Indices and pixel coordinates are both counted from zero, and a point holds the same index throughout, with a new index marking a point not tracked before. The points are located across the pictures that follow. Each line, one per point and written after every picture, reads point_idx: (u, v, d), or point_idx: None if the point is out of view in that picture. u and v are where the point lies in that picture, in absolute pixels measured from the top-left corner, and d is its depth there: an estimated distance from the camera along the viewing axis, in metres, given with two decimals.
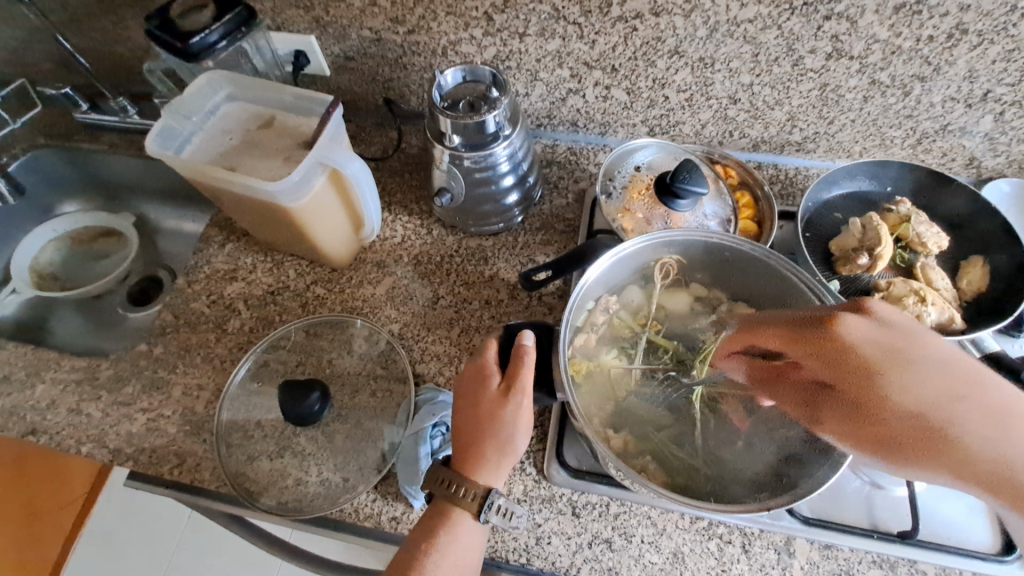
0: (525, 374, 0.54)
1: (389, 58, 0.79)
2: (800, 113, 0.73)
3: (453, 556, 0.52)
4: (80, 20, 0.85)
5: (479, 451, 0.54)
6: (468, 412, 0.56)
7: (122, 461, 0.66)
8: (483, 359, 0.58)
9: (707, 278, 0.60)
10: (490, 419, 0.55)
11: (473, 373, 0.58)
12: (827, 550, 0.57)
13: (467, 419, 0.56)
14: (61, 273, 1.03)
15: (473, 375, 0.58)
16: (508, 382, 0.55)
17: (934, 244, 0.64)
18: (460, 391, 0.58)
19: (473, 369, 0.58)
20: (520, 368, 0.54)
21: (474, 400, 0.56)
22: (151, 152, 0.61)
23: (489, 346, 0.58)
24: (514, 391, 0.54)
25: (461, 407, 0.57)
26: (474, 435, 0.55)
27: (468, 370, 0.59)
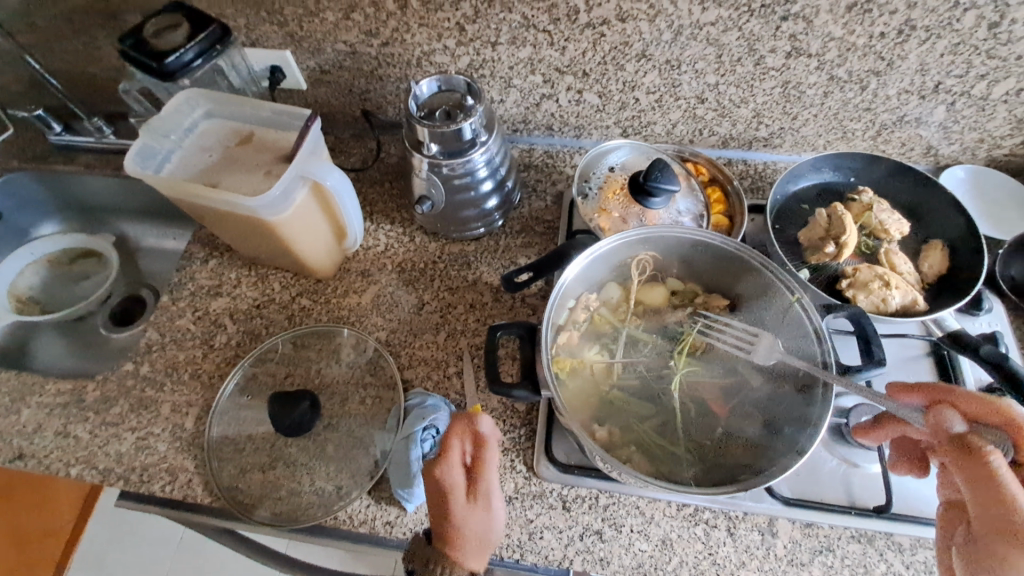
0: (488, 451, 0.56)
1: (364, 71, 0.81)
2: (765, 110, 0.76)
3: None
4: (50, 41, 0.84)
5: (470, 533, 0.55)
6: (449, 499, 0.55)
7: (113, 481, 0.66)
8: (448, 443, 0.57)
9: (682, 272, 0.62)
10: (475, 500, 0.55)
11: (444, 458, 0.56)
12: (808, 528, 0.59)
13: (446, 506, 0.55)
14: (42, 297, 1.02)
15: (445, 460, 0.56)
16: (478, 465, 0.56)
17: (895, 230, 0.67)
18: (433, 478, 0.56)
19: (443, 455, 0.56)
20: (483, 447, 0.57)
21: (451, 486, 0.55)
22: (130, 171, 0.61)
23: (450, 432, 0.57)
24: (486, 471, 0.56)
25: (437, 497, 0.55)
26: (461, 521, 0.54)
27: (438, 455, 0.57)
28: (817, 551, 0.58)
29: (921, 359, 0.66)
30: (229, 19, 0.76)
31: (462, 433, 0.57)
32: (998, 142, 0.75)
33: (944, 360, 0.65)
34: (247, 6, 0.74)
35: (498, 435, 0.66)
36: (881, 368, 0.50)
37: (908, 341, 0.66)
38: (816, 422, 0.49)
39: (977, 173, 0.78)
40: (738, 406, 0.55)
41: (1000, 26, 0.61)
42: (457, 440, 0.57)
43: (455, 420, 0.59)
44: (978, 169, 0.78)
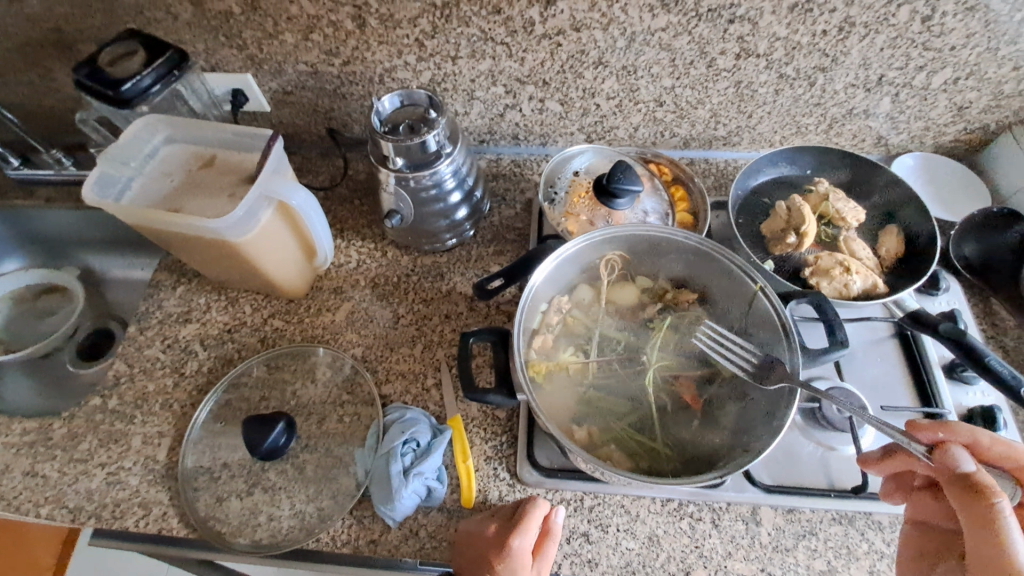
0: (554, 543, 0.57)
1: (328, 90, 0.81)
2: (721, 110, 0.79)
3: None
4: (3, 75, 0.83)
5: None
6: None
7: (83, 520, 0.64)
8: (524, 526, 0.56)
9: (650, 270, 0.63)
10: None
11: (517, 542, 0.55)
12: (791, 513, 0.60)
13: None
14: (4, 337, 0.99)
15: (519, 545, 0.55)
16: (541, 551, 0.56)
17: (852, 218, 0.70)
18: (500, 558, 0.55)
19: (520, 539, 0.56)
20: (552, 537, 0.57)
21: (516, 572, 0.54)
22: (89, 201, 0.60)
23: (530, 514, 0.57)
24: (545, 561, 0.56)
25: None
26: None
27: (511, 534, 0.56)
28: (801, 536, 0.59)
29: (886, 341, 0.68)
30: (187, 44, 0.76)
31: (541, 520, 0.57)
32: (942, 129, 0.79)
33: (908, 341, 0.68)
34: (204, 31, 0.74)
35: (481, 444, 0.66)
36: (843, 348, 0.52)
37: (875, 324, 0.69)
38: (785, 408, 0.50)
39: (928, 159, 0.81)
40: (712, 396, 0.56)
41: (932, 20, 0.65)
42: (536, 526, 0.57)
43: (533, 504, 0.58)
44: (927, 155, 0.82)
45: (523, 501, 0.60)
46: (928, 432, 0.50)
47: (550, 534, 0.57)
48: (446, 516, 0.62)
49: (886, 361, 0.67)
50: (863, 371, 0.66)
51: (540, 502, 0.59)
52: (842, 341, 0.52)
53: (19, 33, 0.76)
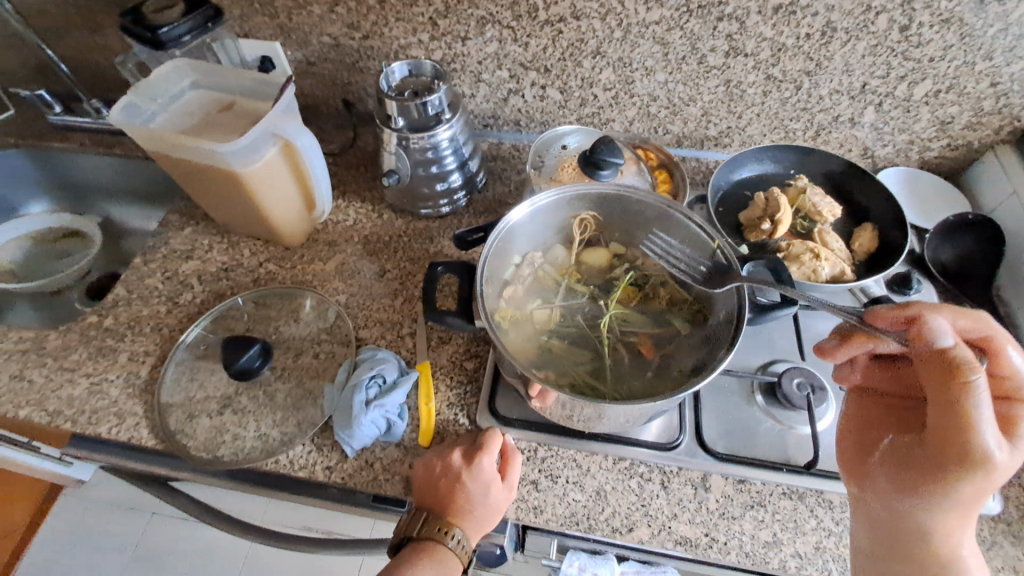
0: (518, 463, 0.59)
1: (347, 63, 0.88)
2: (712, 109, 0.83)
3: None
4: (63, 27, 0.92)
5: (479, 535, 0.57)
6: (482, 503, 0.56)
7: (61, 422, 0.67)
8: (487, 449, 0.57)
9: (623, 237, 0.65)
10: (501, 508, 0.57)
11: (483, 464, 0.56)
12: (741, 483, 0.60)
13: (478, 509, 0.56)
14: (22, 271, 1.06)
15: (488, 466, 0.57)
16: (507, 472, 0.58)
17: (827, 212, 0.72)
18: (468, 479, 0.56)
19: (487, 460, 0.57)
20: (515, 459, 0.59)
21: (488, 492, 0.56)
22: (115, 123, 0.66)
23: (488, 440, 0.58)
24: (513, 479, 0.58)
25: (469, 497, 0.56)
26: (482, 527, 0.56)
27: (474, 459, 0.57)
28: (748, 506, 0.58)
29: None
30: (226, 9, 0.83)
31: (502, 443, 0.58)
32: (926, 144, 0.81)
33: None
34: None
35: (445, 390, 0.67)
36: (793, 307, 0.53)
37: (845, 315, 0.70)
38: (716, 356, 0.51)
39: (912, 175, 0.84)
40: (668, 351, 0.57)
41: (909, 29, 0.69)
42: (497, 449, 0.58)
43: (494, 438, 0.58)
44: (912, 170, 0.84)
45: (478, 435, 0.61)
46: (891, 320, 0.48)
47: (511, 456, 0.59)
48: (402, 452, 0.63)
49: None
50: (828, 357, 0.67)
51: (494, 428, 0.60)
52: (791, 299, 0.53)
53: None
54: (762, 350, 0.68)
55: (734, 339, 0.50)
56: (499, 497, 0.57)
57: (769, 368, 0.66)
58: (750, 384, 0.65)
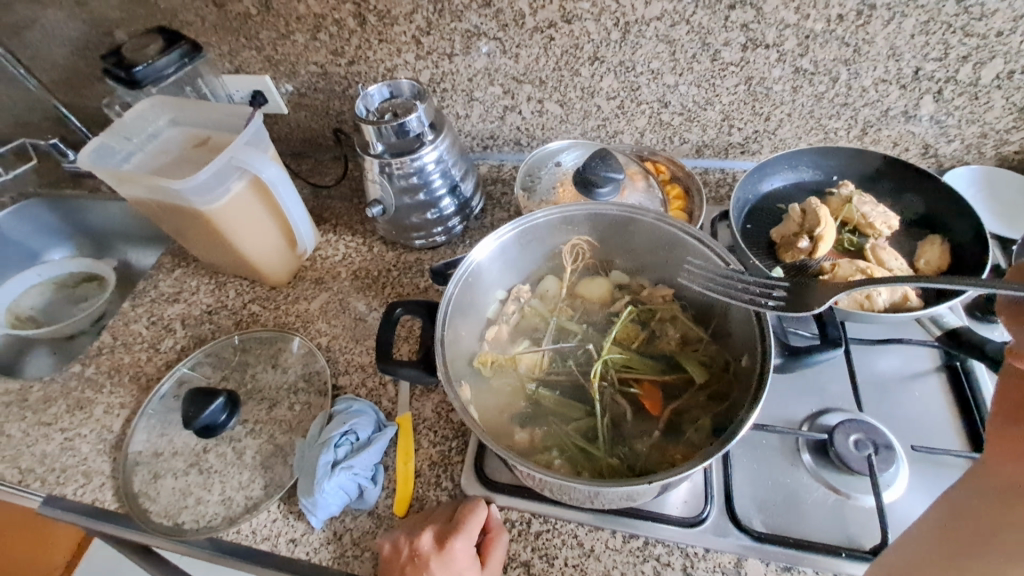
0: (503, 551, 0.50)
1: (337, 92, 0.84)
2: (734, 112, 0.72)
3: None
4: (71, 77, 0.95)
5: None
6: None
7: (29, 481, 0.63)
8: (467, 524, 0.49)
9: (627, 264, 0.56)
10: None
11: (460, 544, 0.48)
12: (787, 573, 0.47)
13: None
14: (41, 316, 1.06)
15: (465, 547, 0.48)
16: (489, 560, 0.49)
17: (882, 224, 0.59)
18: (440, 563, 0.47)
19: (464, 539, 0.48)
20: (500, 544, 0.50)
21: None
22: (83, 165, 0.64)
23: (470, 512, 0.50)
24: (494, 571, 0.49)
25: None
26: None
27: (451, 536, 0.48)
28: None
29: (928, 375, 0.56)
30: (213, 46, 0.82)
31: (485, 517, 0.50)
32: (1004, 136, 0.67)
33: (957, 374, 0.55)
34: (228, 33, 0.79)
35: (427, 447, 0.59)
36: (838, 349, 0.41)
37: (914, 351, 0.58)
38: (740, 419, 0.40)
39: (989, 172, 0.70)
40: (679, 405, 0.47)
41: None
42: (478, 526, 0.50)
43: (476, 511, 0.51)
44: (989, 168, 0.70)
45: (461, 505, 0.52)
46: None
47: (496, 539, 0.50)
48: (375, 522, 0.55)
49: (927, 397, 0.55)
50: (895, 406, 0.54)
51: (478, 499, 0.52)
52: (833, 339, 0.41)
53: (82, 38, 0.87)
54: (807, 396, 0.56)
55: (757, 396, 0.39)
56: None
57: (818, 420, 0.54)
58: (794, 442, 0.53)
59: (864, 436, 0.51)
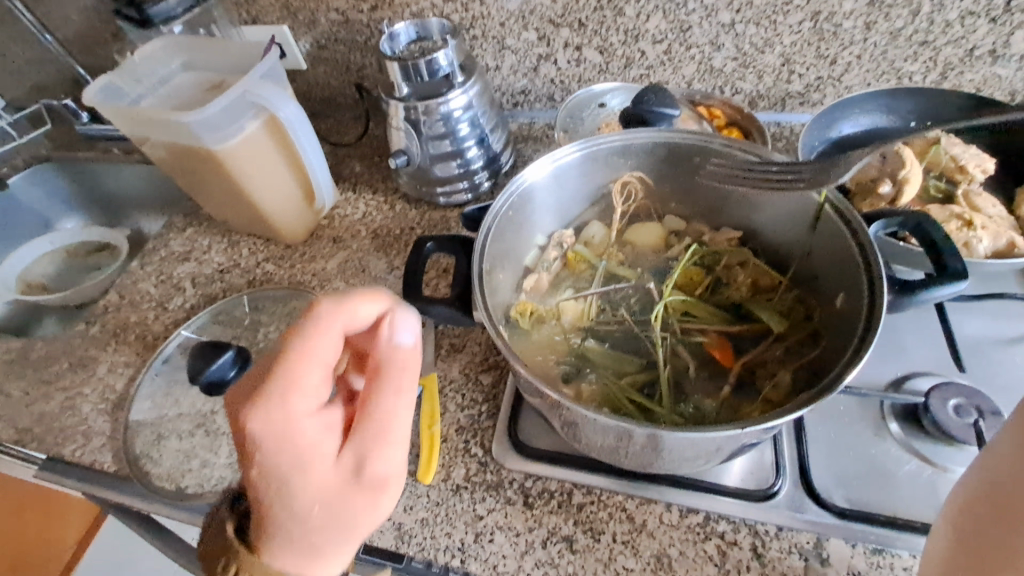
0: (396, 403, 0.32)
1: (359, 42, 0.79)
2: (795, 54, 0.65)
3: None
4: (85, 34, 0.91)
5: (334, 555, 0.31)
6: (292, 502, 0.29)
7: (27, 441, 0.59)
8: (278, 382, 0.29)
9: (685, 208, 0.49)
10: (356, 499, 0.31)
11: (259, 426, 0.29)
12: (877, 556, 0.40)
13: (280, 518, 0.29)
14: (52, 283, 1.02)
15: (290, 416, 0.29)
16: (360, 422, 0.31)
17: (975, 167, 0.52)
18: (253, 460, 0.29)
19: (282, 413, 0.29)
20: (382, 391, 0.32)
21: (300, 469, 0.30)
22: (89, 102, 0.59)
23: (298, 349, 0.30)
24: (383, 436, 0.32)
25: (267, 493, 0.29)
26: (317, 542, 0.30)
27: (244, 412, 0.29)
28: None
29: None
30: None
31: (327, 360, 0.30)
32: None
33: None
34: None
35: (454, 411, 0.53)
36: (963, 283, 0.33)
37: (1015, 312, 0.50)
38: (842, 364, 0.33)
39: None
40: (753, 357, 0.41)
41: None
42: (319, 371, 0.30)
43: (332, 320, 0.31)
44: None
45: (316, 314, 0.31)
46: None
47: (376, 381, 0.32)
48: None
49: None
50: (997, 372, 0.47)
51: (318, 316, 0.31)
52: (954, 271, 0.33)
53: None
54: (890, 359, 0.49)
55: (867, 335, 0.32)
56: (345, 481, 0.31)
57: (905, 385, 0.47)
58: (877, 408, 0.46)
59: (963, 402, 0.44)
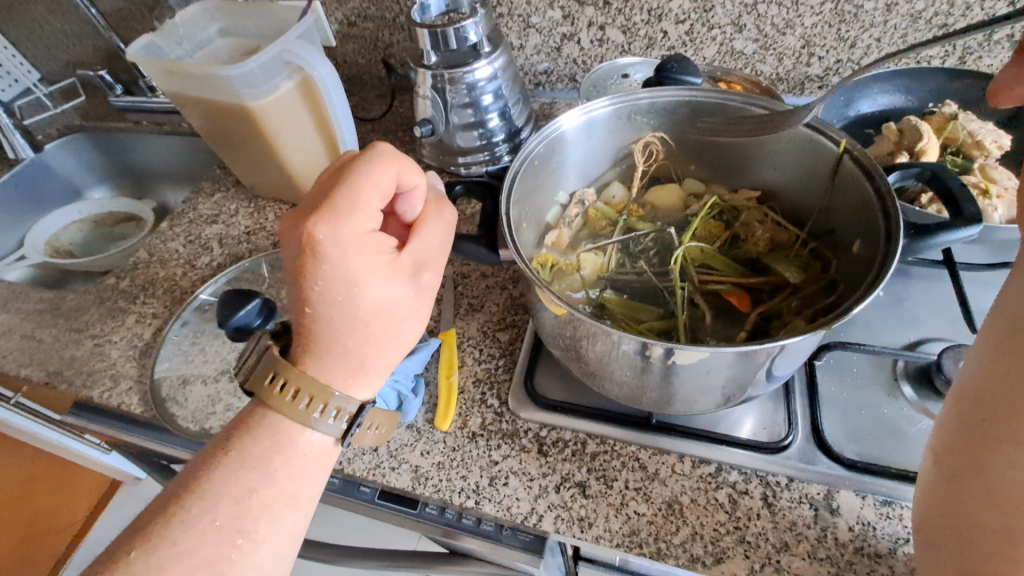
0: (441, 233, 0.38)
1: (388, 19, 0.81)
2: (816, 36, 0.66)
3: (289, 479, 0.36)
4: (123, 8, 0.94)
5: (376, 354, 0.38)
6: (351, 301, 0.35)
7: (57, 383, 0.61)
8: (345, 201, 0.34)
9: (704, 171, 0.51)
10: (403, 308, 0.37)
11: (328, 235, 0.33)
12: (887, 507, 0.41)
13: (342, 314, 0.35)
14: (78, 250, 1.05)
15: (357, 230, 0.34)
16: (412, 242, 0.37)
17: (991, 142, 0.53)
18: (317, 261, 0.33)
19: (350, 225, 0.33)
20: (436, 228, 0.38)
21: (363, 278, 0.35)
22: (131, 57, 0.62)
23: (360, 177, 0.34)
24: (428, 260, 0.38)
25: (330, 290, 0.34)
26: (369, 337, 0.36)
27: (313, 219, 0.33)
28: (902, 540, 0.39)
29: None
30: None
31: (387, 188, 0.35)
32: None
33: None
34: None
35: (472, 364, 0.54)
36: (977, 226, 0.34)
37: None
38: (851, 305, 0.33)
39: None
40: (768, 307, 0.42)
41: None
42: (377, 198, 0.35)
43: (377, 156, 0.36)
44: None
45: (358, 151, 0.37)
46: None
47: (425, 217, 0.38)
48: (414, 436, 0.50)
49: None
50: None
51: (378, 155, 0.36)
52: (971, 215, 0.34)
53: None
54: (902, 325, 0.50)
55: (884, 266, 0.33)
56: (395, 289, 0.36)
57: (916, 349, 0.48)
58: (889, 370, 0.47)
59: None
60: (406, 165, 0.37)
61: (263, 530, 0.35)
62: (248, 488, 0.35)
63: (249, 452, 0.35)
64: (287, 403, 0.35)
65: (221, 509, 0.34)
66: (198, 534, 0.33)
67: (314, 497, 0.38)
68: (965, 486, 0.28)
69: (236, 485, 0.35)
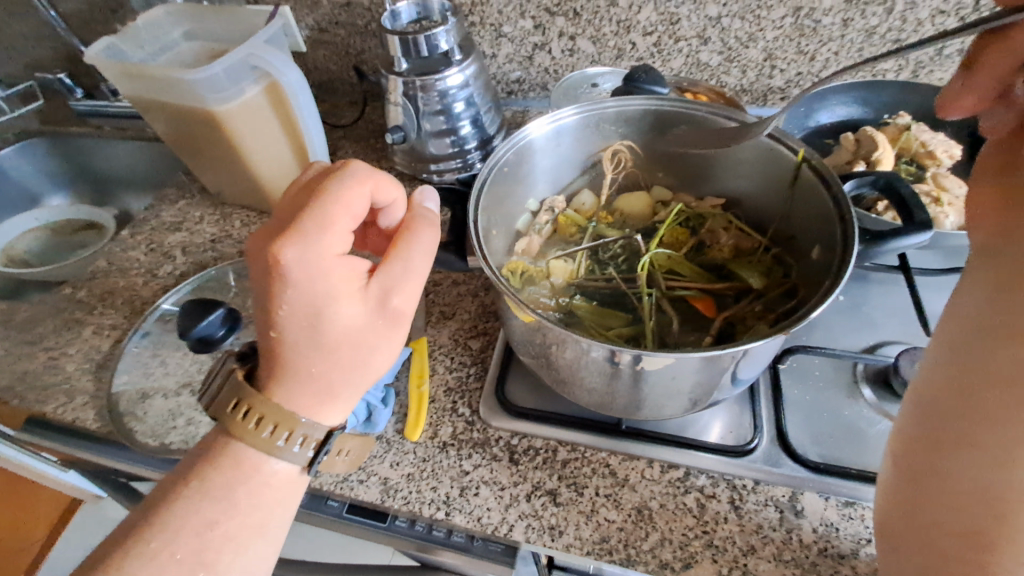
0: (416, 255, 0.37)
1: (359, 26, 0.80)
2: (777, 49, 0.69)
3: (254, 510, 0.35)
4: (84, 11, 0.91)
5: (344, 381, 0.36)
6: (320, 324, 0.34)
7: (7, 399, 0.58)
8: (314, 221, 0.33)
9: (671, 179, 0.52)
10: (375, 332, 0.36)
11: (295, 256, 0.32)
12: (849, 508, 0.42)
13: (310, 338, 0.34)
14: (35, 259, 1.01)
15: (327, 250, 0.33)
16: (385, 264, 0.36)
17: (942, 152, 0.55)
18: (285, 283, 0.32)
19: (319, 245, 0.33)
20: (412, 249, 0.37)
21: (332, 299, 0.34)
22: (90, 60, 0.60)
23: (331, 197, 0.34)
24: (401, 283, 0.37)
25: (298, 313, 0.33)
26: (339, 363, 0.35)
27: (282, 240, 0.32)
28: (864, 540, 0.40)
29: None
30: None
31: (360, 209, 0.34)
32: None
33: None
34: None
35: (443, 373, 0.54)
36: (927, 232, 0.36)
37: None
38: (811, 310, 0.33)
39: None
40: (733, 313, 0.43)
41: None
42: (349, 218, 0.34)
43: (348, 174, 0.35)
44: None
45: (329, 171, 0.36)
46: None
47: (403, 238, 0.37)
48: (382, 447, 0.49)
49: None
50: None
51: (349, 174, 0.35)
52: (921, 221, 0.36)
53: None
54: (862, 329, 0.51)
55: (840, 273, 0.34)
56: (366, 312, 0.35)
57: (875, 352, 0.49)
58: (850, 372, 0.48)
59: None
60: (376, 182, 0.36)
61: (226, 562, 0.34)
62: (211, 521, 0.34)
63: (211, 482, 0.34)
64: (250, 431, 0.35)
65: (183, 542, 0.33)
66: (157, 569, 0.32)
67: (282, 526, 0.37)
68: (924, 486, 0.29)
69: (199, 518, 0.33)
